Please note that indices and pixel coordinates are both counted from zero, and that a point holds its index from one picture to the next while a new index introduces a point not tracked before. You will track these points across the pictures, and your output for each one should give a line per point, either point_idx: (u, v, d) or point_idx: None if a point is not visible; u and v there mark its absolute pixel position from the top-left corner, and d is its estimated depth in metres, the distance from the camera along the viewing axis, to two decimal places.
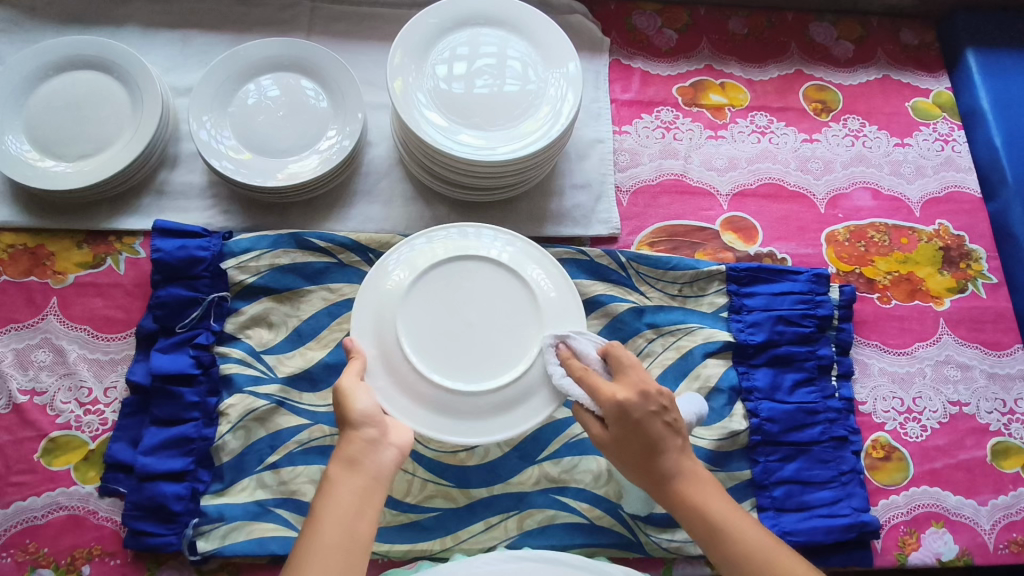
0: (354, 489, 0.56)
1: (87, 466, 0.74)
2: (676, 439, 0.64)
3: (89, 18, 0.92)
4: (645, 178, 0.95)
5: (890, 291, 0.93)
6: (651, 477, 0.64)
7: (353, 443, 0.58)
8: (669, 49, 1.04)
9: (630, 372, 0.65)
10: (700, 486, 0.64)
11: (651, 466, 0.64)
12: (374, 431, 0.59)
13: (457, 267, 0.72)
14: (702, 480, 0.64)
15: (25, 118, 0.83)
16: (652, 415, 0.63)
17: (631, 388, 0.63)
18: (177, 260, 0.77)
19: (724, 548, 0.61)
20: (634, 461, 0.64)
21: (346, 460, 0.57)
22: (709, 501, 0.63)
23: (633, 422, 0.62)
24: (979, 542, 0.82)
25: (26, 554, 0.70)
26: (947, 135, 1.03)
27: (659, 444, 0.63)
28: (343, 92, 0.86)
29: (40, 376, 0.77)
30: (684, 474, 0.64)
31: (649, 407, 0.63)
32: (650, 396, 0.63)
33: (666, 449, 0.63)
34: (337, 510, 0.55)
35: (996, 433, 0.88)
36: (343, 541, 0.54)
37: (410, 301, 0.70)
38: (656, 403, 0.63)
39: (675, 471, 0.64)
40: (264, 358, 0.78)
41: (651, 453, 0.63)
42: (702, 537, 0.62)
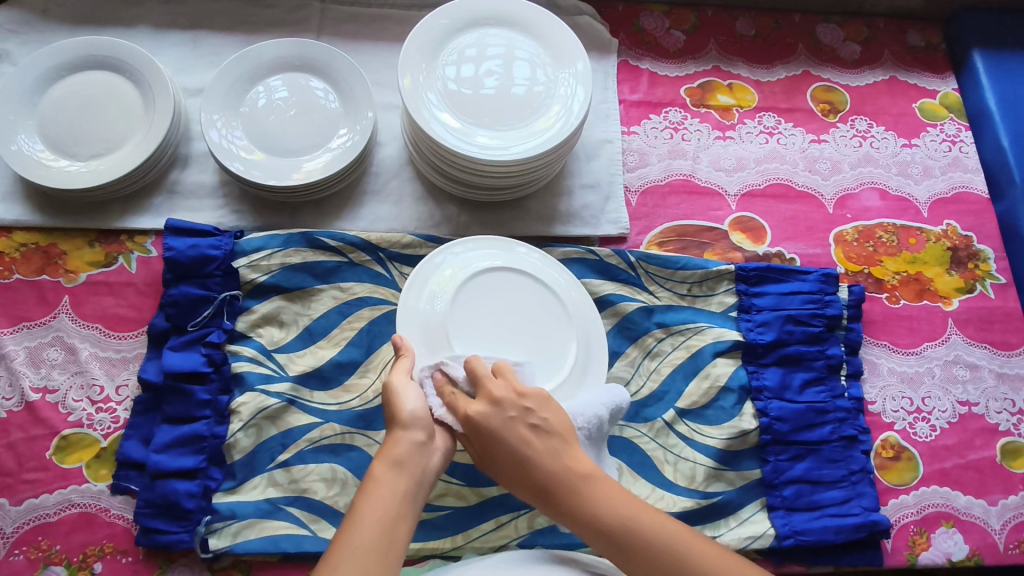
0: (398, 490, 0.54)
1: (98, 464, 0.74)
2: (552, 441, 0.58)
3: (101, 18, 0.93)
4: (654, 178, 0.96)
5: (898, 291, 0.93)
6: (531, 490, 0.58)
7: (399, 445, 0.56)
8: (677, 50, 1.04)
9: (488, 381, 0.60)
10: (586, 487, 0.57)
11: (523, 477, 0.58)
12: (421, 434, 0.57)
13: (495, 281, 0.73)
14: (588, 480, 0.57)
15: (38, 119, 0.83)
16: (511, 420, 0.58)
17: (484, 401, 0.59)
18: (188, 258, 0.78)
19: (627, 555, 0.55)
20: (508, 475, 0.58)
21: (391, 462, 0.55)
22: (599, 502, 0.56)
23: (493, 434, 0.58)
24: (989, 542, 0.82)
25: (38, 552, 0.71)
26: (955, 136, 1.04)
27: (529, 454, 0.57)
28: (354, 92, 0.87)
29: (53, 374, 0.77)
30: (565, 478, 0.57)
31: (508, 413, 0.58)
32: (504, 404, 0.59)
33: (534, 456, 0.57)
34: (378, 510, 0.53)
35: (1005, 433, 0.88)
36: (382, 544, 0.51)
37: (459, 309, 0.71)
38: (513, 408, 0.59)
39: (552, 477, 0.57)
40: (276, 356, 0.78)
41: (522, 465, 0.57)
42: (600, 543, 0.56)
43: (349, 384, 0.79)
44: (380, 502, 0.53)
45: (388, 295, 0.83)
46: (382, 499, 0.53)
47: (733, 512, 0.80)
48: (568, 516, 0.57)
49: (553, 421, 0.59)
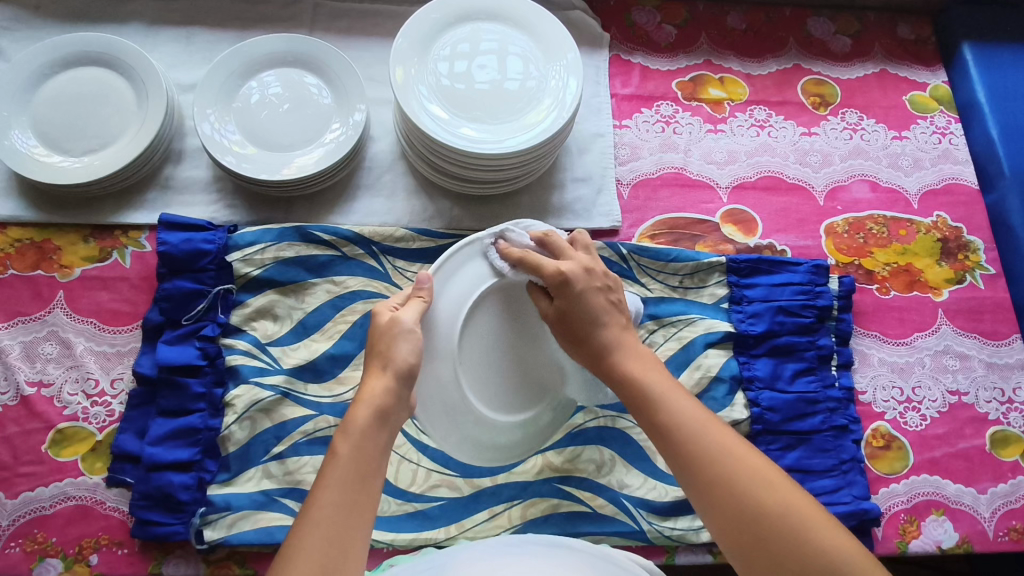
0: (378, 442, 0.54)
1: (94, 457, 0.75)
2: (622, 319, 0.65)
3: (94, 16, 0.93)
4: (645, 171, 0.96)
5: (889, 282, 0.94)
6: (589, 348, 0.63)
7: (383, 396, 0.56)
8: (669, 45, 1.05)
9: (571, 252, 0.66)
10: (640, 360, 0.62)
11: (587, 335, 0.63)
12: (406, 388, 0.57)
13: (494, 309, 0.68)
14: (641, 356, 0.63)
15: (32, 114, 0.84)
16: (595, 289, 0.64)
17: (576, 265, 0.64)
18: (182, 253, 0.79)
19: (660, 419, 0.58)
20: (573, 333, 0.63)
21: (375, 412, 0.55)
22: (649, 376, 0.61)
23: (577, 291, 0.63)
24: (979, 529, 0.83)
25: (34, 544, 0.71)
26: (945, 128, 1.04)
27: (598, 317, 0.63)
28: (347, 87, 0.87)
29: (48, 368, 0.77)
30: (625, 347, 0.63)
31: (593, 283, 0.64)
32: (593, 274, 0.65)
33: (606, 322, 0.63)
34: (354, 463, 0.52)
35: (995, 421, 0.89)
36: (356, 499, 0.51)
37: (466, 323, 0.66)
38: (601, 281, 0.65)
39: (614, 342, 0.63)
40: (270, 350, 0.79)
41: (591, 325, 0.63)
42: (637, 410, 0.60)
43: (343, 376, 0.79)
44: (357, 455, 0.52)
45: (381, 289, 0.83)
46: (360, 451, 0.53)
47: None
48: (616, 377, 0.62)
49: (625, 308, 0.66)
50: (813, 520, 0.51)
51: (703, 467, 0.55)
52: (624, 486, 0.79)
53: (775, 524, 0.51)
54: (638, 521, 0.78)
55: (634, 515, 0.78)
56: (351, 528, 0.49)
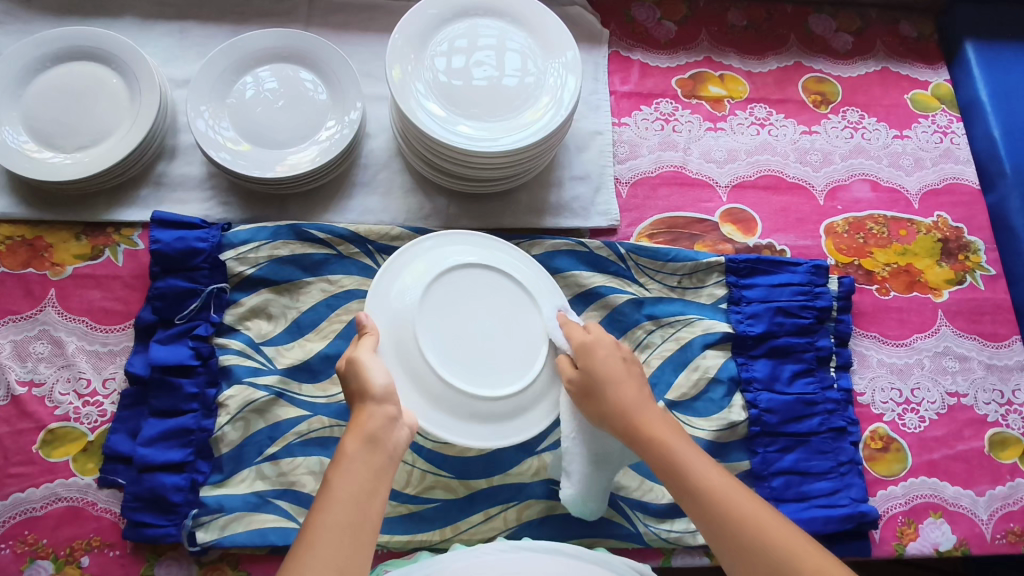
0: (370, 464, 0.54)
1: (85, 457, 0.74)
2: (640, 382, 0.66)
3: (86, 9, 0.92)
4: (645, 169, 0.95)
5: (889, 283, 0.93)
6: (605, 409, 0.64)
7: (371, 420, 0.57)
8: (669, 41, 1.03)
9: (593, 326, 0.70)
10: (658, 419, 0.64)
11: (604, 397, 0.64)
12: (393, 407, 0.58)
13: (450, 284, 0.69)
14: (662, 414, 0.64)
15: (23, 110, 0.82)
16: (616, 356, 0.66)
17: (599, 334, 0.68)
18: (174, 251, 0.77)
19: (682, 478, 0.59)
20: (591, 394, 0.65)
21: (365, 438, 0.55)
22: (668, 436, 0.62)
23: (597, 355, 0.66)
24: (977, 532, 0.83)
25: (25, 546, 0.70)
26: (946, 127, 1.03)
27: (618, 379, 0.65)
28: (343, 83, 0.86)
29: (39, 368, 0.77)
30: (644, 408, 0.64)
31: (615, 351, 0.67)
32: (617, 345, 0.68)
33: (622, 385, 0.64)
34: (352, 487, 0.52)
35: (994, 424, 0.88)
36: (356, 523, 0.51)
37: (426, 310, 0.67)
38: (622, 352, 0.68)
39: (631, 402, 0.64)
40: (264, 349, 0.78)
41: (606, 386, 0.64)
42: (660, 471, 0.61)
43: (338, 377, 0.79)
44: (350, 480, 0.53)
45: None
46: (352, 476, 0.53)
47: None
48: (635, 438, 0.62)
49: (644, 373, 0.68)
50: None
51: (732, 527, 0.55)
52: (621, 488, 0.79)
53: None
54: (634, 523, 0.78)
55: (630, 517, 0.78)
56: (355, 551, 0.50)
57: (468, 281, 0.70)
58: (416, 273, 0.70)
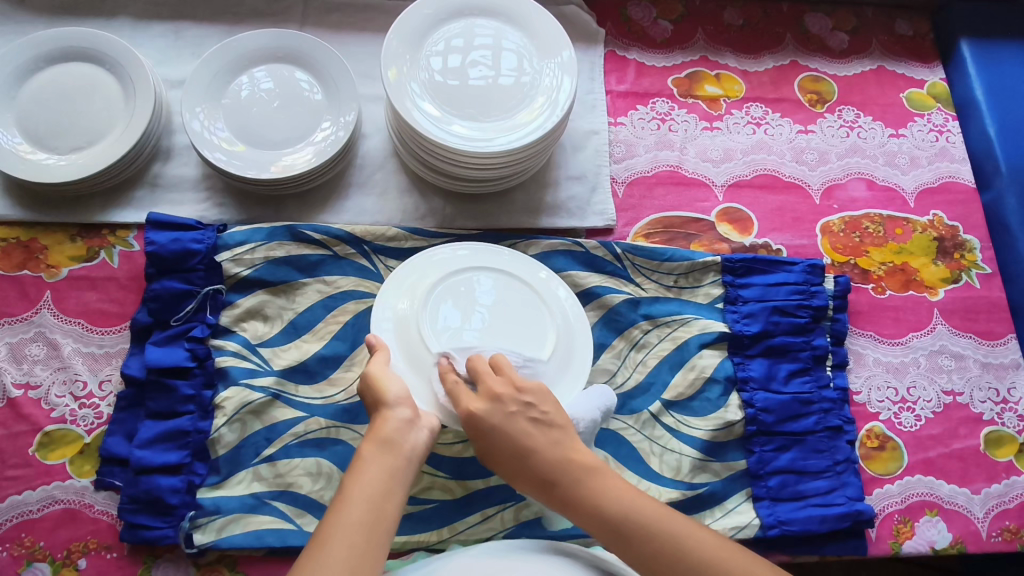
0: (385, 466, 0.54)
1: (82, 459, 0.74)
2: (552, 434, 0.61)
3: (80, 10, 0.91)
4: (641, 169, 0.95)
5: (884, 282, 0.94)
6: (531, 480, 0.60)
7: (387, 423, 0.57)
8: (664, 41, 1.03)
9: (488, 377, 0.64)
10: (590, 480, 0.59)
11: (526, 472, 0.60)
12: (408, 410, 0.58)
13: (455, 288, 0.74)
14: (595, 472, 0.60)
15: (16, 111, 0.82)
16: (512, 416, 0.61)
17: (485, 397, 0.62)
18: (170, 252, 0.77)
19: (632, 541, 0.57)
20: (511, 467, 0.61)
21: (380, 441, 0.56)
22: (603, 497, 0.58)
23: (491, 429, 0.61)
24: (972, 530, 0.83)
25: (22, 548, 0.70)
26: (942, 126, 1.03)
27: (531, 447, 0.60)
28: (338, 83, 0.86)
29: (34, 370, 0.76)
30: (570, 469, 0.60)
31: (507, 408, 0.62)
32: (503, 399, 0.62)
33: (536, 447, 0.60)
34: (368, 489, 0.53)
35: (989, 422, 0.89)
36: (370, 525, 0.51)
37: (432, 313, 0.72)
38: (514, 405, 0.62)
39: (557, 468, 0.60)
40: (260, 351, 0.78)
41: (521, 458, 0.60)
42: (606, 538, 0.58)
43: (334, 378, 0.79)
44: (365, 481, 0.53)
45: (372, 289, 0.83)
46: (367, 478, 0.53)
47: (719, 502, 0.80)
48: (571, 508, 0.59)
49: (553, 415, 0.62)
50: None
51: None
52: None
53: None
54: None
55: None
56: (367, 551, 0.50)
57: (483, 283, 0.75)
58: (422, 275, 0.75)
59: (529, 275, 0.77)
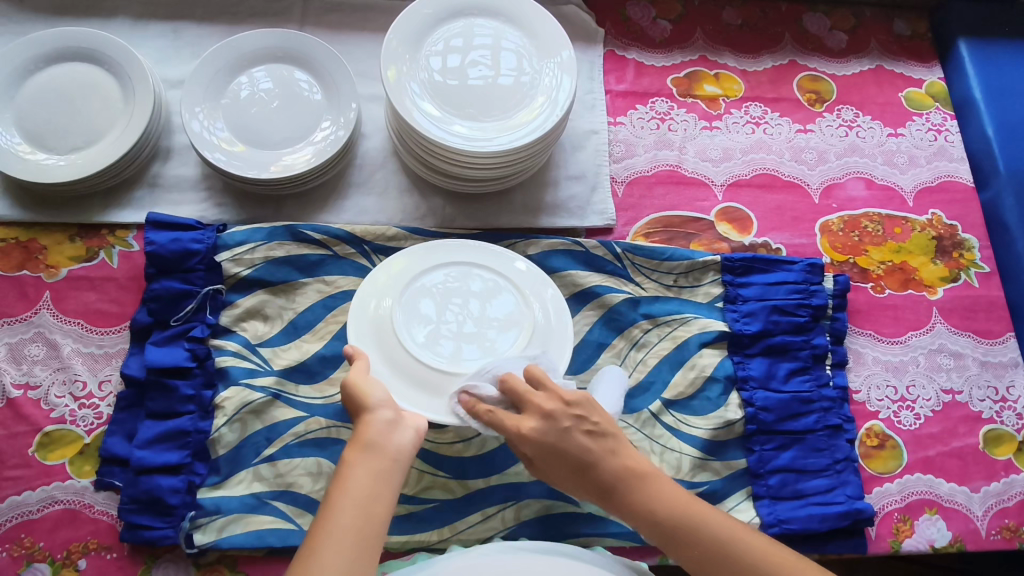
0: (370, 469, 0.54)
1: (81, 460, 0.74)
2: (608, 443, 0.62)
3: (79, 10, 0.91)
4: (640, 169, 0.95)
5: (883, 281, 0.94)
6: (588, 487, 0.63)
7: (370, 426, 0.57)
8: (663, 40, 1.03)
9: (535, 396, 0.63)
10: (644, 489, 0.62)
11: (587, 483, 0.62)
12: (390, 412, 0.58)
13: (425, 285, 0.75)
14: (648, 479, 0.62)
15: (15, 111, 0.82)
16: (568, 431, 0.62)
17: (536, 416, 0.63)
18: (170, 252, 0.77)
19: (684, 544, 0.61)
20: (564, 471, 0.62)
21: (363, 445, 0.56)
22: (660, 504, 0.61)
23: (553, 446, 0.62)
24: (972, 528, 0.83)
25: (22, 549, 0.70)
26: (940, 125, 1.04)
27: (590, 459, 0.61)
28: (337, 83, 0.86)
29: (34, 370, 0.76)
30: (628, 480, 0.62)
31: (561, 425, 0.62)
32: (556, 416, 0.62)
33: (597, 460, 0.62)
34: (354, 494, 0.53)
35: (989, 420, 0.89)
36: (359, 529, 0.51)
37: (404, 312, 0.73)
38: (568, 420, 0.62)
39: (613, 477, 0.62)
40: (260, 351, 0.78)
41: (582, 470, 0.62)
42: (661, 541, 0.62)
43: (335, 377, 0.78)
44: (351, 486, 0.53)
45: None
46: (352, 482, 0.53)
47: (719, 501, 0.80)
48: (630, 515, 0.62)
49: (603, 423, 0.63)
50: None
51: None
52: None
53: None
54: None
55: None
56: (358, 555, 0.50)
57: (454, 276, 0.76)
58: (394, 271, 0.75)
59: (501, 262, 0.78)
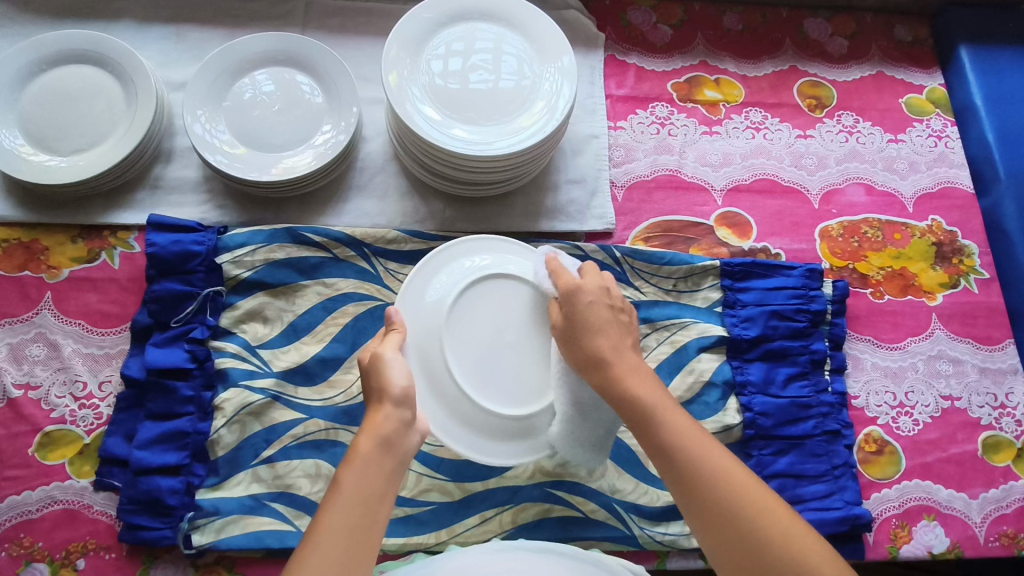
0: (382, 468, 0.54)
1: (81, 460, 0.74)
2: (623, 335, 0.65)
3: (83, 13, 0.92)
4: (640, 173, 0.95)
5: (883, 286, 0.94)
6: (587, 358, 0.63)
7: (386, 423, 0.56)
8: (664, 45, 1.04)
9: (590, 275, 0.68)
10: (637, 376, 0.62)
11: (591, 350, 0.63)
12: (410, 412, 0.58)
13: (481, 295, 0.70)
14: (637, 371, 0.63)
15: (19, 113, 0.83)
16: (605, 306, 0.66)
17: (590, 284, 0.67)
18: (170, 254, 0.78)
19: (654, 434, 0.59)
20: (577, 342, 0.64)
21: (379, 440, 0.55)
22: (644, 392, 0.61)
23: (581, 304, 0.65)
24: (970, 535, 0.83)
25: (21, 548, 0.71)
26: (941, 131, 1.04)
27: (602, 329, 0.64)
28: (338, 87, 0.86)
29: (35, 370, 0.77)
30: (623, 361, 0.63)
31: (605, 302, 0.66)
32: (607, 295, 0.67)
33: (609, 334, 0.64)
34: (362, 490, 0.52)
35: (987, 427, 0.89)
36: (362, 529, 0.51)
37: (456, 321, 0.69)
38: (611, 301, 0.67)
39: (614, 358, 0.63)
40: (260, 353, 0.78)
41: (594, 334, 0.64)
42: (635, 428, 0.61)
43: (334, 380, 0.79)
44: (361, 482, 0.53)
45: (372, 291, 0.83)
46: (362, 480, 0.53)
47: None
48: (612, 393, 0.62)
49: (633, 328, 0.67)
50: (810, 545, 0.52)
51: (711, 494, 0.55)
52: (616, 491, 0.79)
53: (770, 550, 0.52)
54: (629, 526, 0.78)
55: (625, 520, 0.78)
56: (357, 554, 0.50)
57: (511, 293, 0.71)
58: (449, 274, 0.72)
59: None
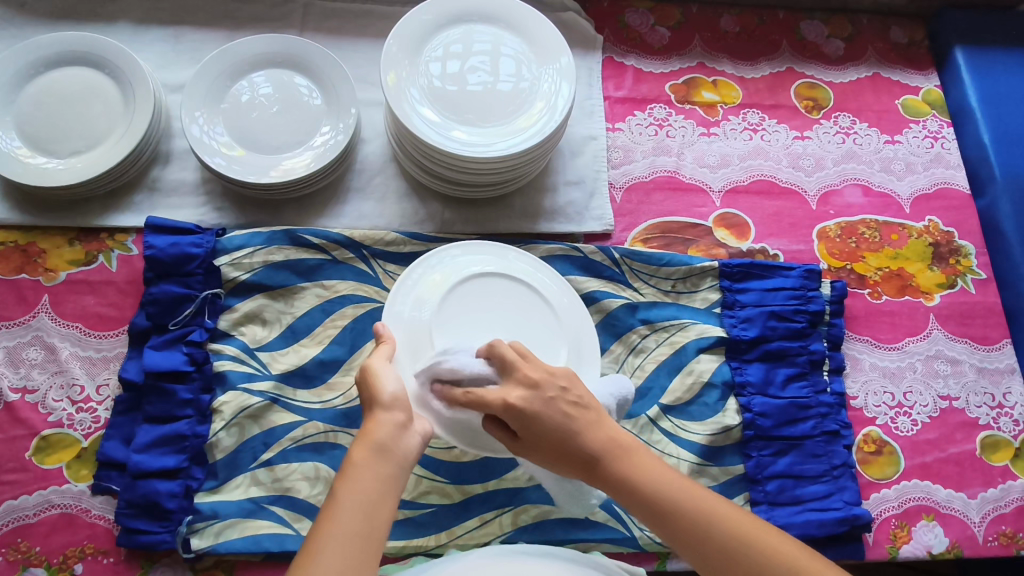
0: (378, 474, 0.54)
1: (79, 464, 0.74)
2: (590, 415, 0.59)
3: (80, 15, 0.92)
4: (638, 174, 0.96)
5: (880, 287, 0.94)
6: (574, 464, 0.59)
7: (379, 428, 0.56)
8: (662, 47, 1.04)
9: (522, 364, 0.59)
10: (628, 458, 0.58)
11: (571, 455, 0.58)
12: (401, 415, 0.57)
13: (464, 292, 0.73)
14: (627, 450, 0.59)
15: (16, 115, 0.82)
16: (552, 402, 0.58)
17: (521, 386, 0.58)
18: (169, 256, 0.78)
19: (664, 518, 0.57)
20: (551, 453, 0.58)
21: (372, 447, 0.55)
22: (639, 474, 0.58)
23: (532, 418, 0.57)
24: (969, 534, 0.83)
25: (18, 553, 0.70)
26: (937, 132, 1.04)
27: (575, 430, 0.58)
28: (337, 88, 0.86)
29: (32, 374, 0.76)
30: (609, 447, 0.58)
31: (546, 395, 0.58)
32: (543, 386, 0.58)
33: (579, 430, 0.58)
34: (360, 496, 0.52)
35: (985, 426, 0.89)
36: (362, 535, 0.51)
37: (441, 313, 0.71)
38: (554, 391, 0.58)
39: (601, 448, 0.58)
40: (259, 355, 0.78)
41: (567, 439, 0.58)
42: (640, 512, 0.58)
43: (333, 382, 0.79)
44: (358, 490, 0.52)
45: (371, 293, 0.83)
46: (358, 487, 0.52)
47: None
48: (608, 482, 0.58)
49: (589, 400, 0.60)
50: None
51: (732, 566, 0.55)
52: None
53: None
54: (629, 527, 0.78)
55: (625, 521, 0.78)
56: (358, 562, 0.50)
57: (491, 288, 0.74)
58: (432, 277, 0.75)
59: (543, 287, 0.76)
